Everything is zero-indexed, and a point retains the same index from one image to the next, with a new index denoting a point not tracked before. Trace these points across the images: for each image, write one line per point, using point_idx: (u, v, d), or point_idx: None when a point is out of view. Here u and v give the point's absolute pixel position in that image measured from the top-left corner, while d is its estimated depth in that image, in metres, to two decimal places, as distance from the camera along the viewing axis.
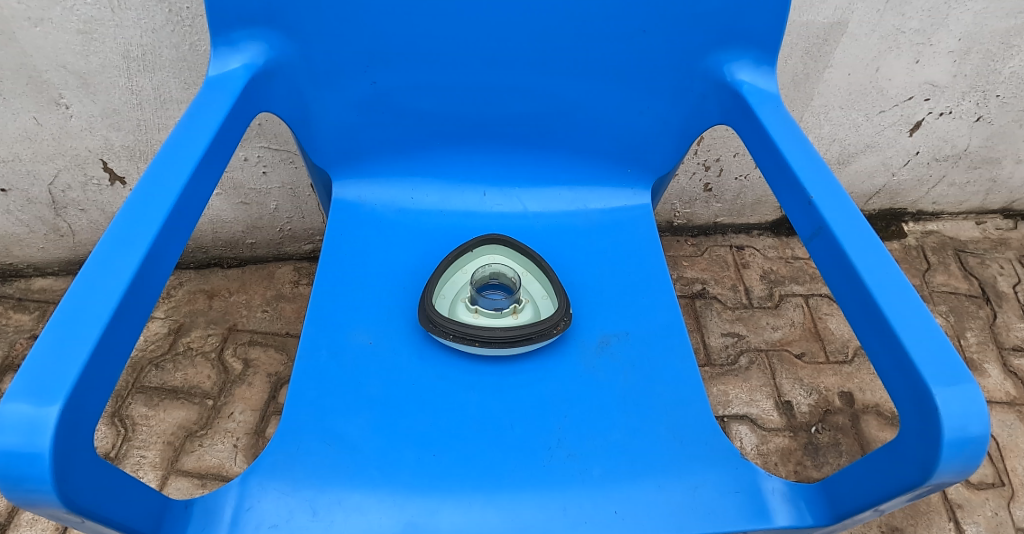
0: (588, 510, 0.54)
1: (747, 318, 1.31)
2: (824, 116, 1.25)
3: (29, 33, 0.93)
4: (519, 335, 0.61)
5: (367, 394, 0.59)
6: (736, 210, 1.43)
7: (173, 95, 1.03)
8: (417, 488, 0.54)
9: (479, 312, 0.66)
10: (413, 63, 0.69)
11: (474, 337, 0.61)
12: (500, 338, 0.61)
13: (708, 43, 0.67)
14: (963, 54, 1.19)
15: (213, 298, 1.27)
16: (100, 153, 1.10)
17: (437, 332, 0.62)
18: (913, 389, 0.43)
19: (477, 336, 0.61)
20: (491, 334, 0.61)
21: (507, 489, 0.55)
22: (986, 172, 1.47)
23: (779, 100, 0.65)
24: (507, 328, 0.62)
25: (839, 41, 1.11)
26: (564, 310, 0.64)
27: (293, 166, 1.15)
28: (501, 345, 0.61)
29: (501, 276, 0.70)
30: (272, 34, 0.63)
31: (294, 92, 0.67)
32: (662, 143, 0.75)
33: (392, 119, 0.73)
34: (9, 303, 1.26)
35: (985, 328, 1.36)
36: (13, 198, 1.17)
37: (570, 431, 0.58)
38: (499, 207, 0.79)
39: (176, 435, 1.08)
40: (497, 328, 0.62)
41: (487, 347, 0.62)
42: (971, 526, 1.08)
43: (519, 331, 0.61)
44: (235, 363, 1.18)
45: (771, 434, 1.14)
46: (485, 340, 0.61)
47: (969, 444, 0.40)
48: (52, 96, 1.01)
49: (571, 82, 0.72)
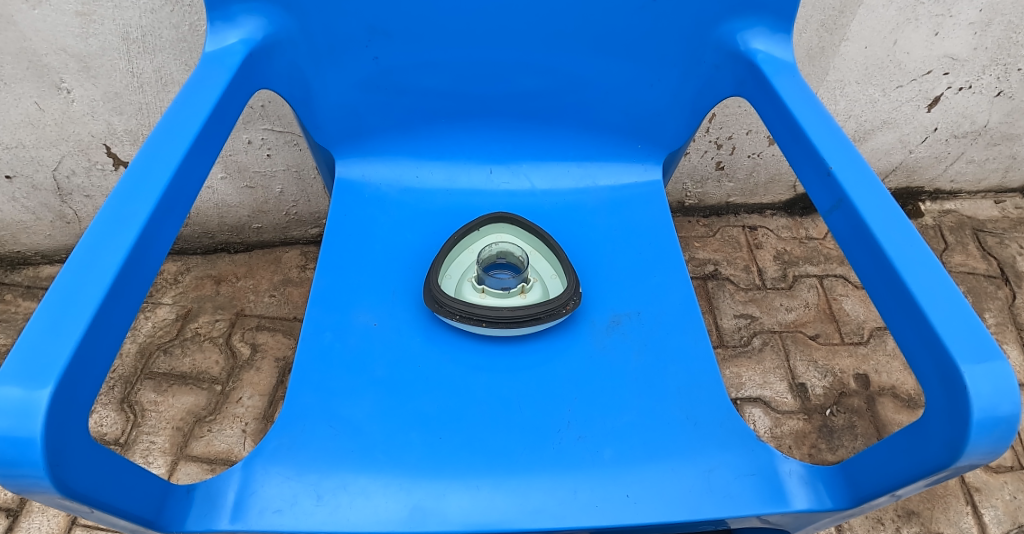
0: (599, 493, 0.52)
1: (761, 300, 1.29)
2: (839, 92, 1.21)
3: (28, 16, 0.92)
4: (527, 315, 0.60)
5: (372, 376, 0.58)
6: (749, 190, 1.40)
7: (174, 78, 1.01)
8: (423, 472, 0.53)
9: (486, 291, 0.64)
10: (416, 37, 0.67)
11: (480, 317, 0.60)
12: (507, 318, 0.60)
13: (721, 11, 0.64)
14: (984, 25, 1.15)
15: (221, 283, 1.26)
16: (104, 138, 1.09)
17: (443, 313, 0.60)
18: (939, 367, 0.41)
19: (485, 316, 0.60)
20: (499, 314, 0.60)
21: (515, 472, 0.53)
22: (1007, 149, 1.43)
23: (795, 69, 0.62)
24: (515, 308, 0.60)
25: (855, 13, 1.07)
26: (573, 289, 0.62)
27: (298, 148, 1.13)
28: (508, 326, 0.60)
29: (509, 255, 0.68)
30: (270, 9, 0.61)
31: (294, 68, 0.66)
32: (674, 117, 0.73)
33: (395, 96, 0.71)
34: (17, 291, 1.26)
35: (1004, 309, 1.33)
36: (19, 185, 1.16)
37: (580, 413, 0.57)
38: (506, 184, 0.77)
39: (185, 421, 1.08)
40: (504, 308, 0.60)
41: (494, 328, 0.60)
42: (990, 510, 1.06)
43: (527, 311, 0.60)
44: (243, 347, 1.17)
45: (785, 417, 1.12)
46: (492, 320, 0.60)
47: (1000, 425, 0.38)
48: (53, 81, 1.00)
49: (578, 54, 0.69)
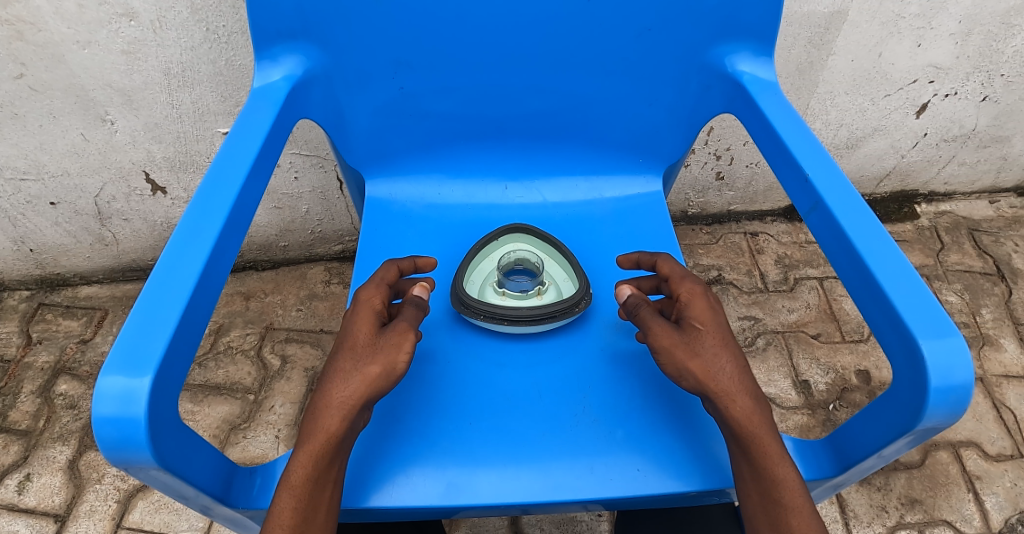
0: (613, 469, 0.59)
1: (763, 302, 1.35)
2: (830, 103, 1.28)
3: (78, 55, 1.00)
4: (543, 313, 0.67)
5: (406, 372, 0.65)
6: (748, 198, 1.47)
7: (210, 108, 1.09)
8: (456, 456, 0.60)
9: (506, 294, 0.71)
10: (436, 67, 0.74)
11: (501, 316, 0.67)
12: (526, 316, 0.67)
13: (709, 38, 0.72)
14: (965, 35, 1.22)
15: (250, 299, 1.34)
16: (143, 165, 1.18)
17: (468, 313, 0.67)
18: (902, 344, 0.48)
19: (506, 316, 0.67)
20: (518, 312, 0.67)
21: (538, 452, 0.60)
22: (997, 151, 1.49)
23: (777, 88, 0.69)
24: (532, 307, 0.67)
25: (840, 29, 1.14)
26: (584, 290, 0.69)
27: (323, 170, 1.21)
28: (527, 323, 0.67)
29: (525, 261, 0.75)
30: (308, 47, 0.69)
31: (329, 99, 0.73)
32: (672, 131, 0.80)
33: (418, 120, 0.78)
34: (58, 310, 1.35)
35: (1001, 304, 1.38)
36: (62, 211, 1.25)
37: (593, 400, 0.64)
38: (521, 199, 0.84)
39: (221, 428, 1.15)
40: (522, 307, 0.67)
41: (513, 325, 0.67)
42: (990, 496, 1.11)
43: (543, 310, 0.67)
44: (273, 359, 1.25)
45: (790, 412, 1.17)
46: (513, 318, 0.67)
47: (954, 391, 0.45)
48: (98, 113, 1.09)
49: (582, 78, 0.77)
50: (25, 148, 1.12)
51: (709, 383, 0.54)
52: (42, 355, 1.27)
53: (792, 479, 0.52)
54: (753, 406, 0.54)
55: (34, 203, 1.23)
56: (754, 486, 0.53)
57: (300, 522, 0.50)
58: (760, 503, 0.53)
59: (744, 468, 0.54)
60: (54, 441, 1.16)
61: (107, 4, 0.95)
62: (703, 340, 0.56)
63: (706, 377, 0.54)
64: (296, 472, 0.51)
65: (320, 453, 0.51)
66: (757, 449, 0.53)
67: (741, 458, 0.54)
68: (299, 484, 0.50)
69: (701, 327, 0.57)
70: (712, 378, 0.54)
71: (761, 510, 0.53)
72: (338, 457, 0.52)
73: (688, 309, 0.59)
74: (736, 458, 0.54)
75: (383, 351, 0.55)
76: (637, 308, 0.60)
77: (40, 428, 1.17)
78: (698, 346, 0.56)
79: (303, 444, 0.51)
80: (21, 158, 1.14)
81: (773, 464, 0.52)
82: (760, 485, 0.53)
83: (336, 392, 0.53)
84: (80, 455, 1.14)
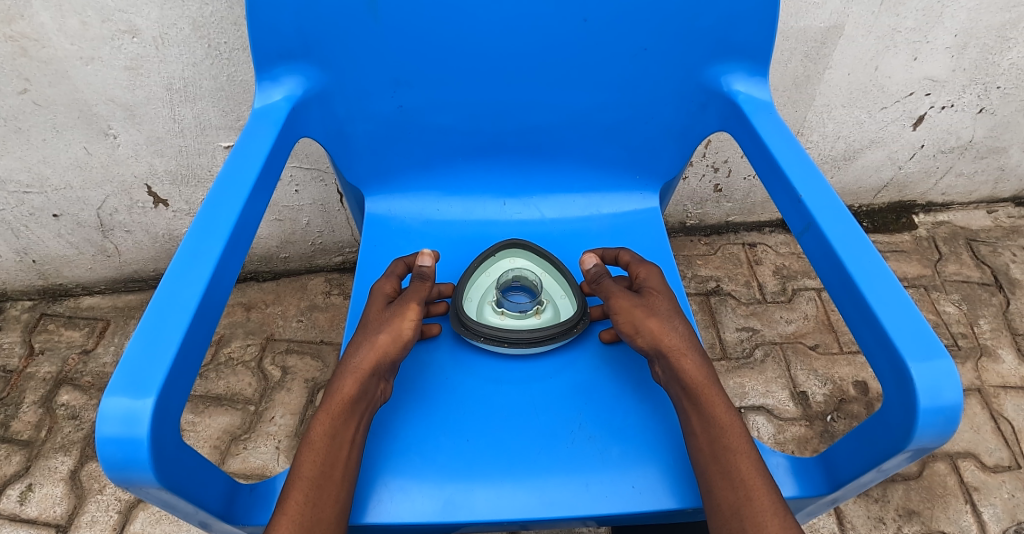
0: (609, 486, 0.60)
1: (762, 313, 1.35)
2: (827, 115, 1.29)
3: (81, 71, 1.01)
4: (543, 336, 0.68)
5: (404, 388, 0.66)
6: (746, 209, 1.48)
7: (212, 122, 1.11)
8: (453, 473, 0.60)
9: (505, 313, 0.72)
10: (434, 86, 0.75)
11: (502, 338, 0.68)
12: (526, 339, 0.68)
13: (704, 57, 0.73)
14: (961, 49, 1.23)
15: (251, 310, 1.35)
16: (145, 178, 1.19)
17: (469, 335, 0.68)
18: (892, 365, 0.49)
19: (505, 338, 0.68)
20: (518, 336, 0.68)
21: (534, 469, 0.61)
22: (994, 161, 1.50)
23: (772, 107, 0.70)
24: (532, 330, 0.68)
25: (836, 44, 1.15)
26: (583, 312, 0.70)
27: (324, 183, 1.22)
28: (527, 345, 0.68)
29: (523, 279, 0.76)
30: (309, 67, 0.70)
31: (330, 117, 0.74)
32: (668, 149, 0.81)
33: (417, 137, 0.79)
34: (60, 321, 1.35)
35: (999, 314, 1.38)
36: (65, 223, 1.26)
37: (589, 416, 0.64)
38: (519, 215, 0.85)
39: (221, 439, 1.15)
40: (523, 330, 0.68)
41: (514, 348, 0.68)
42: (988, 508, 1.11)
43: (543, 333, 0.68)
44: (274, 370, 1.25)
45: (788, 423, 1.18)
46: (513, 340, 0.68)
47: (943, 413, 0.46)
48: (101, 127, 1.10)
49: (579, 97, 0.78)
50: (29, 161, 1.13)
51: (662, 336, 0.61)
52: (44, 366, 1.28)
53: (736, 428, 0.56)
54: (699, 361, 0.60)
55: (37, 215, 1.24)
56: (703, 437, 0.57)
57: (320, 473, 0.54)
58: (711, 454, 0.55)
59: (695, 420, 0.58)
60: (55, 451, 1.16)
61: (111, 21, 0.96)
62: (658, 303, 0.64)
63: (662, 329, 0.62)
64: (316, 431, 0.56)
65: (338, 411, 0.56)
66: (704, 400, 0.58)
67: (689, 410, 0.58)
68: (320, 440, 0.55)
69: (656, 293, 0.66)
70: (666, 330, 0.62)
71: (712, 461, 0.55)
72: (355, 416, 0.57)
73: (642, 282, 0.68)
74: (686, 410, 0.59)
75: (392, 321, 0.63)
76: (601, 277, 0.68)
77: (42, 438, 1.18)
78: (654, 306, 0.64)
79: (324, 406, 0.57)
80: (24, 171, 1.15)
81: (719, 413, 0.57)
82: (709, 434, 0.56)
83: (354, 359, 0.60)
84: (81, 466, 1.15)
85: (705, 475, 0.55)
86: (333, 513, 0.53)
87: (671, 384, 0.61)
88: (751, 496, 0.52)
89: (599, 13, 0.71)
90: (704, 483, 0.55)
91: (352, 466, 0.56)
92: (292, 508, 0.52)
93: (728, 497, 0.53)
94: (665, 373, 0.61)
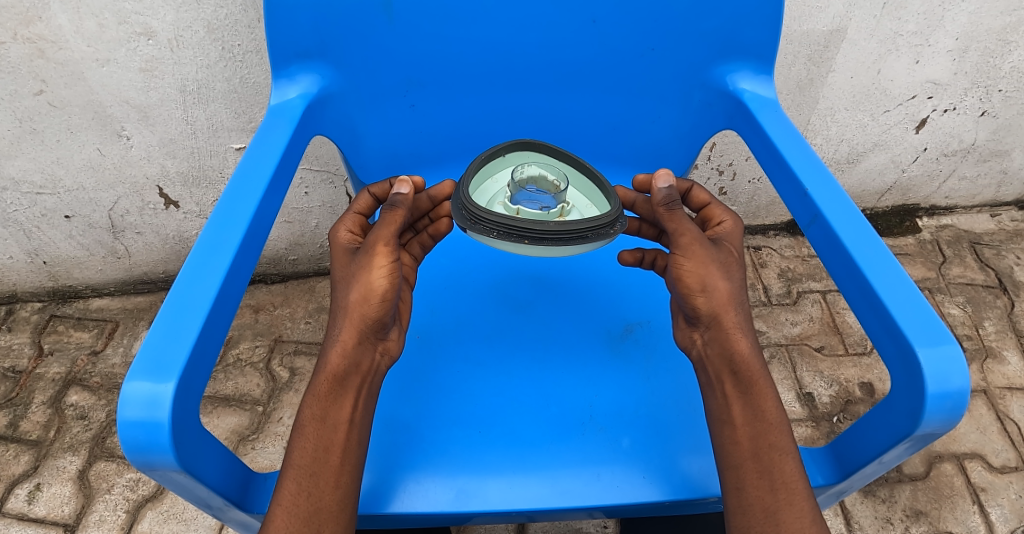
0: (620, 475, 0.61)
1: (767, 315, 1.36)
2: (830, 118, 1.30)
3: (97, 73, 1.03)
4: (574, 232, 0.60)
5: (417, 381, 0.67)
6: (751, 212, 1.49)
7: (224, 124, 1.12)
8: (466, 463, 0.61)
9: (521, 211, 0.64)
10: (445, 86, 0.77)
11: (523, 234, 0.60)
12: (553, 234, 0.59)
13: (710, 57, 0.74)
14: (962, 52, 1.24)
15: (259, 312, 1.36)
16: (157, 180, 1.21)
17: (479, 231, 0.60)
18: (899, 349, 0.49)
19: (528, 232, 0.60)
20: (545, 228, 0.59)
21: (545, 461, 0.62)
22: (997, 165, 1.51)
23: (777, 105, 0.71)
24: (561, 224, 0.60)
25: (839, 47, 1.17)
26: (617, 213, 0.64)
27: (333, 186, 1.24)
28: (553, 243, 0.60)
29: (538, 181, 0.70)
30: (324, 66, 0.71)
31: (344, 116, 0.76)
32: (675, 148, 0.82)
33: (428, 136, 0.81)
34: (70, 322, 1.37)
35: (1003, 317, 1.39)
36: (76, 224, 1.27)
37: (600, 408, 0.65)
38: None
39: (230, 439, 1.16)
40: (550, 223, 0.60)
41: (536, 246, 0.60)
42: (996, 509, 1.11)
43: (574, 228, 0.60)
44: (281, 371, 1.26)
45: (794, 424, 1.18)
46: (536, 237, 0.60)
47: (951, 398, 0.47)
48: (114, 129, 1.11)
49: (587, 96, 0.79)
50: (43, 162, 1.15)
51: (726, 311, 0.60)
52: (54, 366, 1.29)
53: (782, 426, 0.56)
54: (753, 346, 0.59)
55: (49, 216, 1.25)
56: (744, 432, 0.57)
57: (314, 460, 0.55)
58: (751, 450, 0.56)
59: (738, 409, 0.58)
60: (64, 451, 1.17)
61: (127, 23, 0.98)
62: (733, 269, 0.63)
63: (728, 302, 0.60)
64: (305, 415, 0.56)
65: (323, 391, 0.57)
66: (755, 391, 0.58)
67: (733, 397, 0.58)
68: (309, 425, 0.56)
69: (734, 257, 0.64)
70: (729, 307, 0.60)
71: (751, 457, 0.55)
72: (343, 393, 0.58)
73: (720, 235, 0.68)
74: (731, 398, 0.58)
75: (359, 276, 0.59)
76: (674, 205, 0.64)
77: (50, 438, 1.19)
78: (727, 270, 0.62)
79: (311, 390, 0.57)
80: (38, 173, 1.17)
81: (767, 407, 0.57)
82: (752, 430, 0.56)
83: (334, 332, 0.59)
84: (89, 465, 1.15)
85: (738, 471, 0.56)
86: (333, 500, 0.54)
87: (718, 362, 0.60)
88: (791, 500, 0.53)
89: (607, 14, 0.72)
90: (734, 480, 0.56)
91: (352, 446, 0.57)
92: (286, 498, 0.53)
93: (763, 499, 0.54)
94: (714, 349, 0.60)
